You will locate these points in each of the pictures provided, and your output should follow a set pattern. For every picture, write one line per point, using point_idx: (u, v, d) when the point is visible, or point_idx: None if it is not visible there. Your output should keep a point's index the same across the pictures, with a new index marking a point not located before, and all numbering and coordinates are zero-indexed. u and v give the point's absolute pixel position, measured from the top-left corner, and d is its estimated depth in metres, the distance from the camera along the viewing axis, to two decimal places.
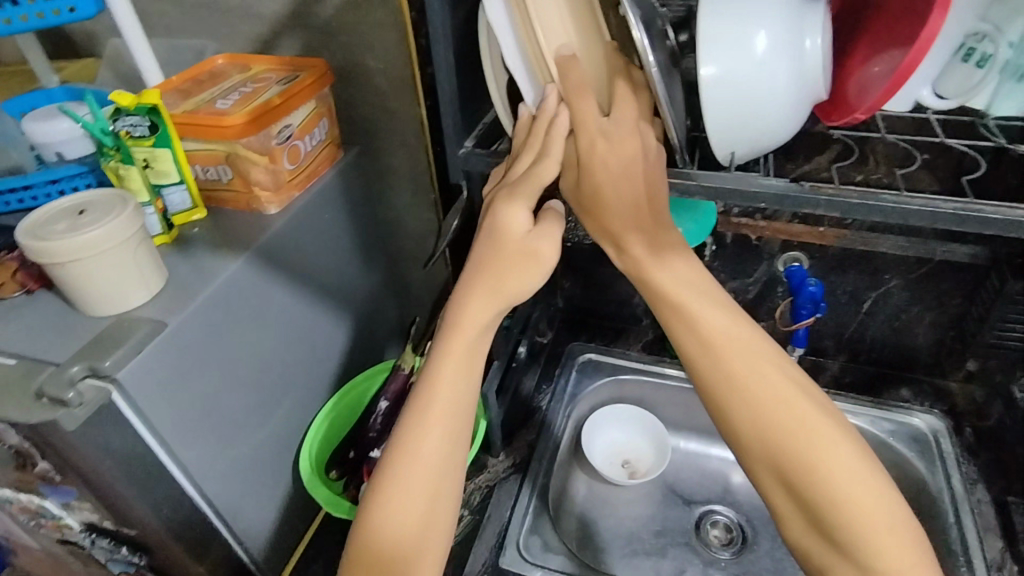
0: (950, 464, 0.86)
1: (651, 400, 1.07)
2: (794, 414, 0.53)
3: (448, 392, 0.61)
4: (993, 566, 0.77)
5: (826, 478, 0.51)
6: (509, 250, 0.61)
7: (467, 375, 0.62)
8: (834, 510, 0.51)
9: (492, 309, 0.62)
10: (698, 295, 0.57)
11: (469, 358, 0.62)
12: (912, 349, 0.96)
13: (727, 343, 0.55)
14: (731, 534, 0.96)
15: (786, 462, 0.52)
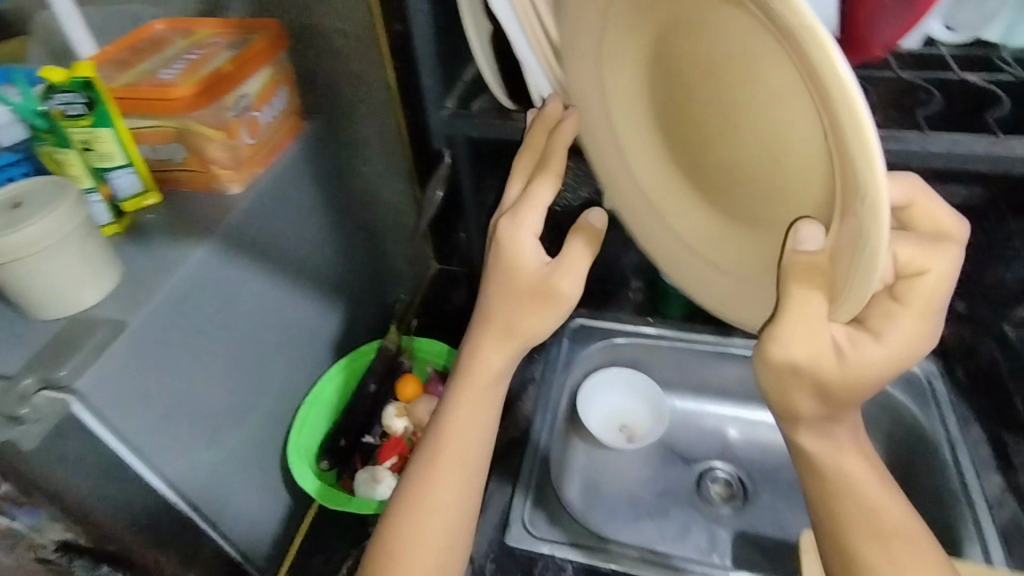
0: (946, 406, 0.86)
1: (645, 362, 1.05)
2: None
3: (457, 450, 0.56)
4: (994, 502, 0.77)
5: None
6: (517, 300, 0.53)
7: (480, 431, 0.56)
8: None
9: (505, 360, 0.55)
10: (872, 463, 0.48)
11: (483, 415, 0.56)
12: None
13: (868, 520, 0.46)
14: (732, 489, 0.96)
15: None
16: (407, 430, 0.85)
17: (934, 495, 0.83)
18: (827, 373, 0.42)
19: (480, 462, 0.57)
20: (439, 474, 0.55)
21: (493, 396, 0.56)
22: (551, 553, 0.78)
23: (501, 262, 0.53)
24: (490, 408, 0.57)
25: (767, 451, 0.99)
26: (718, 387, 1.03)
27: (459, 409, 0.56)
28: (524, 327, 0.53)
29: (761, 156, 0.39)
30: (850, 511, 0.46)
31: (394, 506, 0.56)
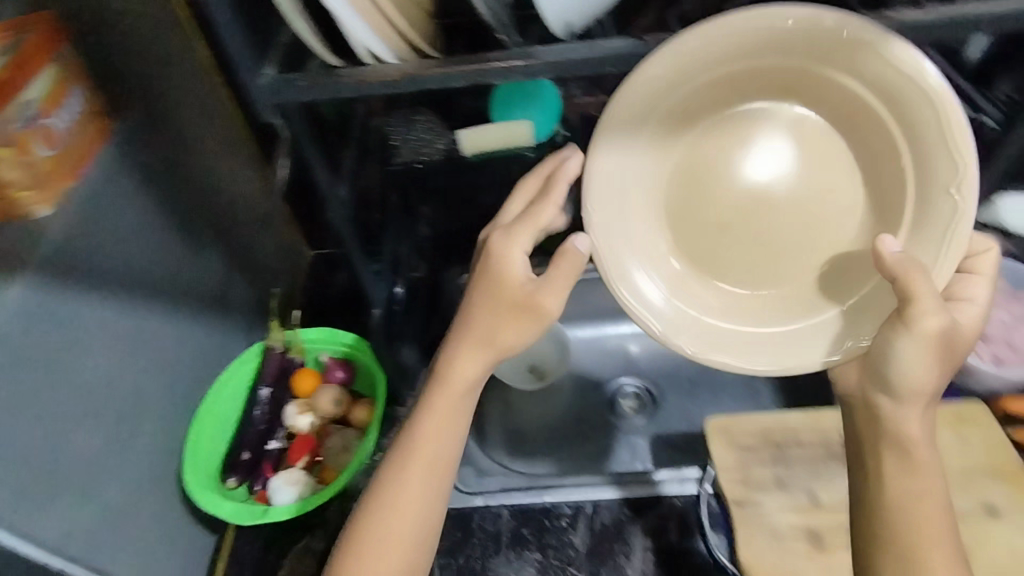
0: None
1: None
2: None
3: (429, 455, 0.57)
4: None
5: None
6: (504, 313, 0.55)
7: (454, 438, 0.58)
8: None
9: (483, 368, 0.57)
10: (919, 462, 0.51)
11: (455, 422, 0.57)
12: None
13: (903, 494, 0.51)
14: (642, 400, 1.02)
15: None
16: (315, 425, 0.82)
17: None
18: (919, 342, 0.49)
19: (451, 470, 0.58)
20: (410, 474, 0.57)
21: (467, 403, 0.58)
22: (485, 504, 0.78)
23: (488, 272, 0.55)
24: (464, 416, 0.58)
25: (667, 357, 1.05)
26: (612, 309, 1.08)
27: (431, 416, 0.57)
28: (508, 341, 0.55)
29: (792, 222, 0.55)
30: (898, 493, 0.51)
31: (362, 512, 0.57)
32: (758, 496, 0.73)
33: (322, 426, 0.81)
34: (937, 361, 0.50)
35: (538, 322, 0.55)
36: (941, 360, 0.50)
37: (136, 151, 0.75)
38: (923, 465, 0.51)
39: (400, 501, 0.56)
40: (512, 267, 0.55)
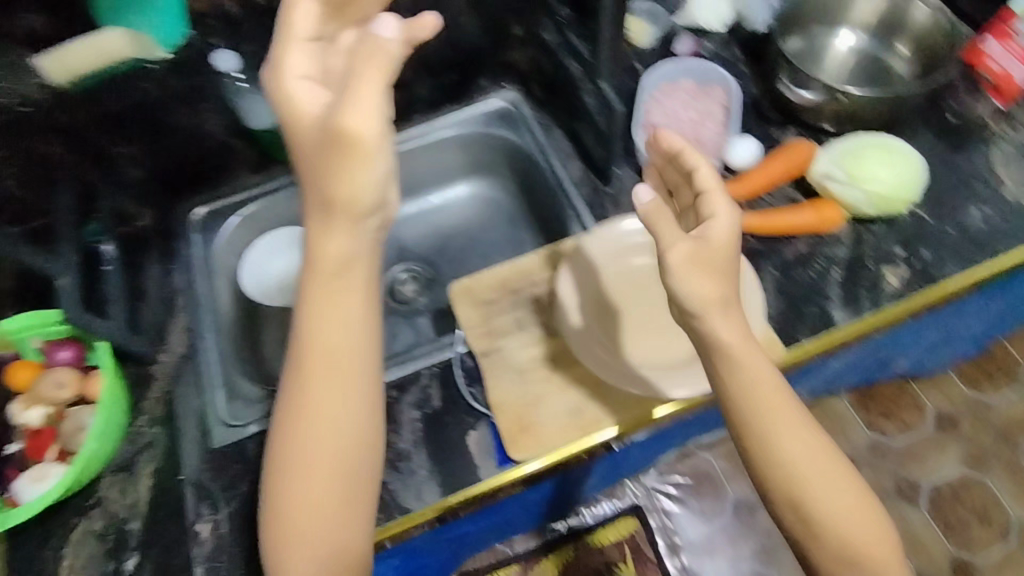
0: (529, 122, 1.00)
1: (291, 212, 1.01)
2: (771, 401, 0.54)
3: (325, 346, 0.51)
4: (580, 180, 0.93)
5: (778, 451, 0.55)
6: (320, 160, 0.47)
7: (354, 327, 0.51)
8: (787, 465, 0.55)
9: (346, 237, 0.49)
10: (720, 307, 0.52)
11: (345, 297, 0.51)
12: (468, 41, 0.99)
13: (737, 355, 0.53)
14: (418, 280, 1.04)
15: (755, 419, 0.54)
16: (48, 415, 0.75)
17: (547, 197, 0.98)
18: (686, 259, 0.52)
19: (353, 357, 0.52)
20: (312, 376, 0.52)
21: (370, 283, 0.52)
22: (260, 428, 0.80)
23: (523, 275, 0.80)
24: (353, 297, 0.51)
25: (435, 234, 1.07)
26: None
27: (318, 309, 0.51)
28: (339, 191, 0.47)
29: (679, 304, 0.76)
30: (744, 377, 0.54)
31: (282, 423, 0.54)
32: (500, 342, 0.77)
33: (56, 413, 0.75)
34: (716, 278, 0.52)
35: (355, 156, 0.46)
36: (718, 273, 0.53)
37: None
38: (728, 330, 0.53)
39: (310, 408, 0.52)
40: (300, 106, 0.49)
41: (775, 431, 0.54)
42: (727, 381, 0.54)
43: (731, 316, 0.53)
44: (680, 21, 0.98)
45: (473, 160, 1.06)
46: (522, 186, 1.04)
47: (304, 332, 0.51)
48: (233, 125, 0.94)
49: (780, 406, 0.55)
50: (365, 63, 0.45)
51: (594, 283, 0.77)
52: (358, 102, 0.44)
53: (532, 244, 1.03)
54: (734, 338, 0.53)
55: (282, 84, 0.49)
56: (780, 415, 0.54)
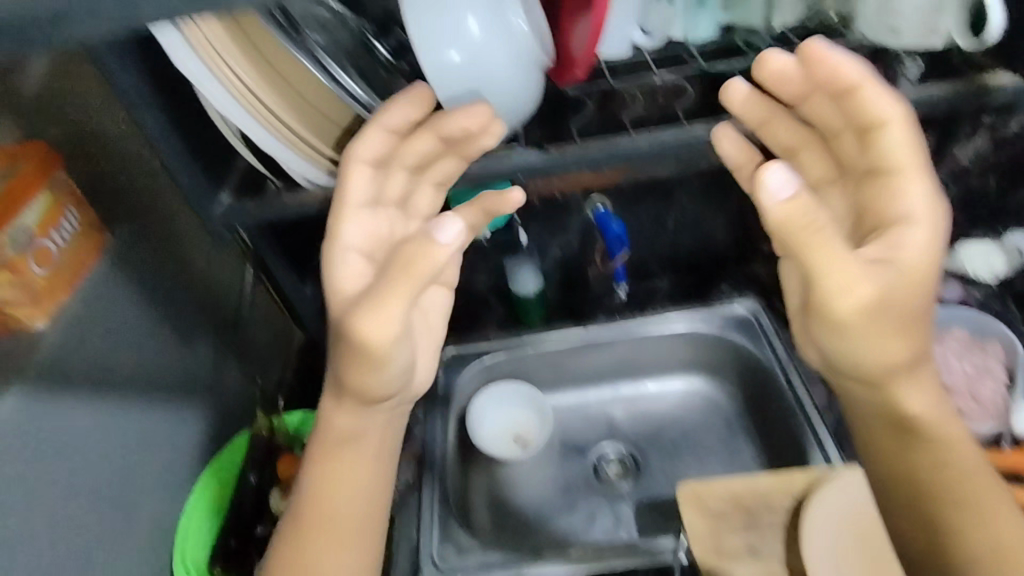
0: (772, 336, 1.00)
1: (522, 369, 1.09)
2: (922, 421, 0.64)
3: (328, 512, 0.66)
4: (825, 407, 0.92)
5: (916, 468, 0.64)
6: (348, 357, 0.59)
7: (358, 477, 0.68)
8: (932, 474, 0.64)
9: (352, 422, 0.66)
10: (892, 332, 0.58)
11: (350, 465, 0.68)
12: (717, 248, 1.09)
13: (886, 376, 0.62)
14: (625, 464, 1.03)
15: (907, 431, 0.65)
16: None
17: (780, 413, 0.96)
18: (842, 266, 0.53)
19: (344, 523, 0.67)
20: (309, 535, 0.66)
21: (381, 446, 0.70)
22: None
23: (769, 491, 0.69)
24: (358, 462, 0.68)
25: (649, 420, 1.08)
26: (591, 374, 1.11)
27: (327, 473, 0.67)
28: (368, 386, 0.62)
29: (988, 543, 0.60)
30: (922, 411, 0.64)
31: (277, 562, 0.67)
32: None
33: None
34: (867, 279, 0.54)
35: (368, 359, 0.58)
36: (885, 291, 0.55)
37: (128, 259, 0.82)
38: (902, 352, 0.60)
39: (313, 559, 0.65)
40: (346, 283, 0.62)
41: (949, 478, 0.63)
42: (885, 390, 0.64)
43: (892, 339, 0.59)
44: (947, 264, 0.97)
45: (701, 357, 1.08)
46: (748, 394, 1.04)
47: (329, 490, 0.67)
48: (497, 285, 1.12)
49: (947, 433, 0.65)
50: (397, 276, 0.56)
51: (862, 532, 0.64)
52: (376, 315, 0.56)
53: (750, 454, 1.01)
54: (924, 410, 0.64)
55: (332, 261, 0.63)
56: (951, 447, 0.64)
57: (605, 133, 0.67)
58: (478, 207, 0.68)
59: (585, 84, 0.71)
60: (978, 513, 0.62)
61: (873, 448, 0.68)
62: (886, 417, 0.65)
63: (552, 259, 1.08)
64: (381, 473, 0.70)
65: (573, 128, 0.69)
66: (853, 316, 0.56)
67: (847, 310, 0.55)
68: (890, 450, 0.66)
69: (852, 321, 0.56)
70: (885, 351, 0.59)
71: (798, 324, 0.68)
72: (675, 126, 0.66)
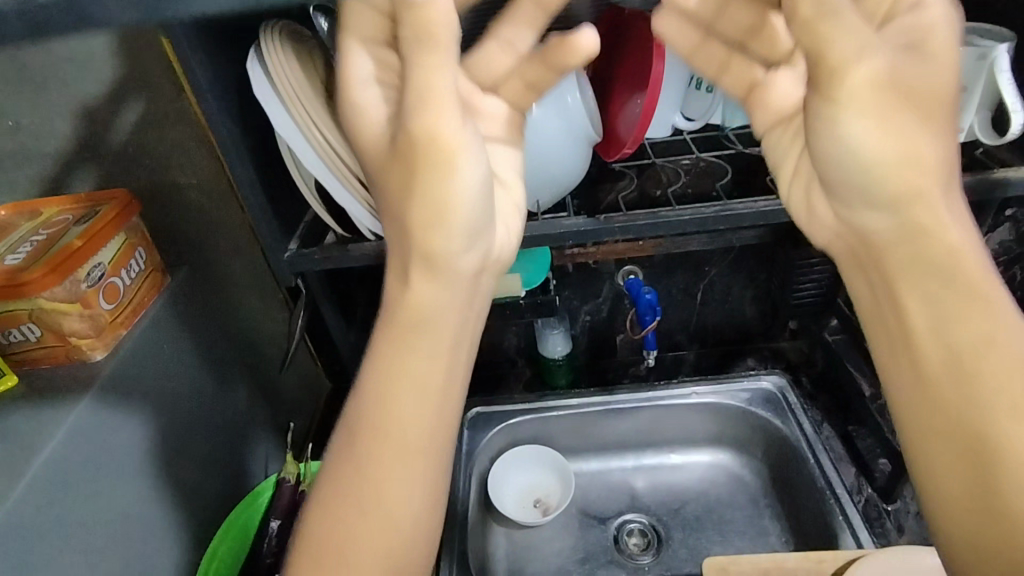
0: (799, 412, 1.00)
1: (546, 433, 1.10)
2: (954, 250, 0.45)
3: (416, 434, 0.51)
4: (853, 489, 0.91)
5: (964, 345, 0.44)
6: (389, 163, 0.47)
7: (434, 368, 0.51)
8: (979, 363, 0.43)
9: (451, 322, 0.51)
10: (908, 105, 0.43)
11: (426, 372, 0.51)
12: (745, 323, 1.12)
13: (917, 188, 0.45)
14: (647, 538, 1.01)
15: (927, 255, 0.45)
16: None
17: (809, 492, 0.94)
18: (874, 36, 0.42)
19: (428, 445, 0.51)
20: (375, 452, 0.50)
21: (458, 339, 0.52)
22: None
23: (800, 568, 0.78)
24: (435, 362, 0.51)
25: (672, 492, 1.07)
26: (616, 442, 1.11)
27: (394, 375, 0.51)
28: (433, 246, 0.48)
29: None
30: (951, 240, 0.45)
31: (323, 476, 0.53)
32: None
33: None
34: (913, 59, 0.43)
35: (441, 166, 0.46)
36: (914, 97, 0.43)
37: (185, 300, 0.87)
38: (923, 143, 0.44)
39: (378, 478, 0.50)
40: (367, 112, 0.47)
41: (994, 312, 0.44)
42: (908, 201, 0.45)
43: (912, 129, 0.44)
44: None
45: (728, 432, 1.07)
46: (774, 470, 1.03)
47: (392, 398, 0.51)
48: (526, 348, 1.14)
49: (977, 267, 0.45)
50: (417, 42, 0.42)
51: None
52: (435, 116, 0.44)
53: (776, 533, 0.99)
54: (963, 237, 0.45)
55: (349, 92, 0.47)
56: (979, 308, 0.44)
57: (648, 208, 0.73)
58: (523, 78, 0.55)
59: (632, 164, 0.82)
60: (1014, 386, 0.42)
61: (898, 290, 0.46)
62: (915, 222, 0.45)
63: (581, 325, 1.11)
64: (454, 371, 0.52)
65: (616, 201, 0.75)
66: (881, 96, 0.43)
67: (867, 85, 0.43)
68: (911, 311, 0.46)
69: (869, 90, 0.43)
70: (915, 141, 0.44)
71: (804, 186, 0.51)
72: (721, 204, 0.71)
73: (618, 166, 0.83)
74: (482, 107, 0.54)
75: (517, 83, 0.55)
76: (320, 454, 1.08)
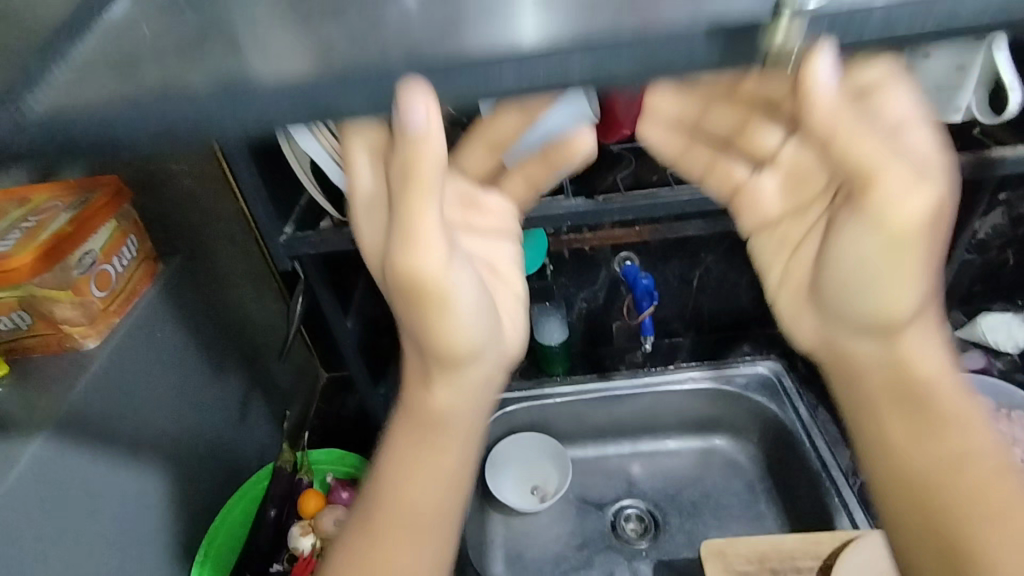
0: (795, 397, 1.01)
1: (543, 420, 1.10)
2: (927, 380, 0.45)
3: (428, 509, 0.49)
4: (850, 471, 0.92)
5: (932, 468, 0.44)
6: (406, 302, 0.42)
7: (452, 463, 0.49)
8: (943, 486, 0.44)
9: (473, 416, 0.49)
10: (894, 238, 0.41)
11: (440, 467, 0.49)
12: (740, 309, 1.12)
13: (905, 364, 0.44)
14: (644, 523, 1.02)
15: (900, 387, 0.45)
16: (316, 546, 0.85)
17: (805, 475, 0.95)
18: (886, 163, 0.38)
19: (440, 524, 0.49)
20: (388, 537, 0.49)
21: (472, 436, 0.49)
22: None
23: (798, 550, 0.78)
24: (456, 449, 0.49)
25: (669, 478, 1.07)
26: (613, 429, 1.11)
27: (410, 469, 0.49)
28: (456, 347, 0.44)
29: None
30: (922, 369, 0.45)
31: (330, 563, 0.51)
32: None
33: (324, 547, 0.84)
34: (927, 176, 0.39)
35: (446, 302, 0.42)
36: (906, 236, 0.41)
37: (179, 288, 0.86)
38: (909, 278, 0.42)
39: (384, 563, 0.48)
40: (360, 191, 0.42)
41: (954, 433, 0.45)
42: (886, 332, 0.44)
43: (912, 269, 0.42)
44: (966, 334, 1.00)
45: (724, 418, 1.08)
46: (771, 455, 1.04)
47: (396, 497, 0.49)
48: None
49: (950, 394, 0.45)
50: (404, 187, 0.37)
51: None
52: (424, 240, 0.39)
53: (772, 517, 1.00)
54: (935, 365, 0.45)
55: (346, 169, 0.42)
56: (952, 432, 0.45)
57: (647, 190, 0.73)
58: (524, 175, 0.51)
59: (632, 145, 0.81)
60: (963, 488, 0.44)
61: (868, 418, 0.46)
62: (892, 356, 0.45)
63: (577, 312, 1.10)
64: (463, 474, 0.50)
65: (614, 184, 0.75)
66: (889, 233, 0.40)
67: (887, 215, 0.40)
68: (893, 435, 0.45)
69: (890, 228, 0.40)
70: (891, 282, 0.43)
71: (791, 308, 0.49)
72: None
73: (617, 149, 0.82)
74: (482, 201, 0.51)
75: (519, 176, 0.51)
76: (316, 443, 1.07)
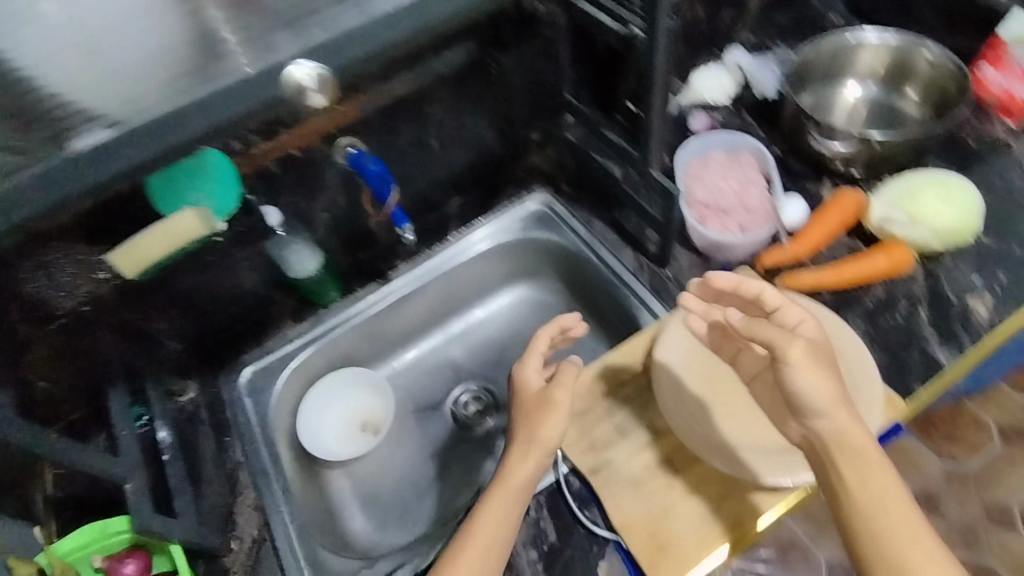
0: (569, 220, 1.00)
1: (339, 357, 0.97)
2: (861, 448, 0.60)
3: (479, 549, 0.64)
4: (634, 268, 0.95)
5: (883, 533, 0.58)
6: (532, 416, 0.72)
7: (508, 512, 0.67)
8: (891, 543, 0.58)
9: (532, 471, 0.69)
10: (812, 367, 0.60)
11: (505, 509, 0.67)
12: (490, 153, 1.00)
13: (834, 443, 0.60)
14: (483, 401, 0.98)
15: (836, 453, 0.60)
16: None
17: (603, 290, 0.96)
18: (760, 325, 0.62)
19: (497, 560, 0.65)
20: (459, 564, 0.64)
21: (517, 498, 0.68)
22: None
23: (618, 366, 0.79)
24: (512, 507, 0.67)
25: (489, 349, 1.03)
26: (415, 329, 1.02)
27: (485, 517, 0.66)
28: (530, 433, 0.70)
29: None
30: (855, 440, 0.60)
31: None
32: (606, 455, 0.74)
33: None
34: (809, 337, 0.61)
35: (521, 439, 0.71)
36: (826, 372, 0.60)
37: None
38: (822, 383, 0.60)
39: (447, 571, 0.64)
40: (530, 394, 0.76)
41: (887, 491, 0.59)
42: (832, 452, 0.60)
43: (823, 377, 0.60)
44: (689, 99, 1.03)
45: (516, 267, 1.04)
46: (567, 283, 1.03)
47: (470, 531, 0.66)
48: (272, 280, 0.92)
49: (884, 475, 0.60)
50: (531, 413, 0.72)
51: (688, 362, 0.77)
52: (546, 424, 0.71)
53: (589, 337, 1.01)
54: (862, 439, 0.60)
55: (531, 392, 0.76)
56: (890, 498, 0.59)
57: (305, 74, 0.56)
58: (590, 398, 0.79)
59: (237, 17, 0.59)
60: (878, 500, 0.59)
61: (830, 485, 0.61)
62: (826, 444, 0.61)
63: (322, 227, 0.91)
64: (509, 536, 0.67)
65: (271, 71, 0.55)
66: (801, 367, 0.59)
67: (792, 359, 0.59)
68: (845, 497, 0.60)
69: (799, 360, 0.60)
70: (813, 387, 0.59)
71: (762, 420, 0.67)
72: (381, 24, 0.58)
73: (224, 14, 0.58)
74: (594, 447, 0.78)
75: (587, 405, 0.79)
76: None
